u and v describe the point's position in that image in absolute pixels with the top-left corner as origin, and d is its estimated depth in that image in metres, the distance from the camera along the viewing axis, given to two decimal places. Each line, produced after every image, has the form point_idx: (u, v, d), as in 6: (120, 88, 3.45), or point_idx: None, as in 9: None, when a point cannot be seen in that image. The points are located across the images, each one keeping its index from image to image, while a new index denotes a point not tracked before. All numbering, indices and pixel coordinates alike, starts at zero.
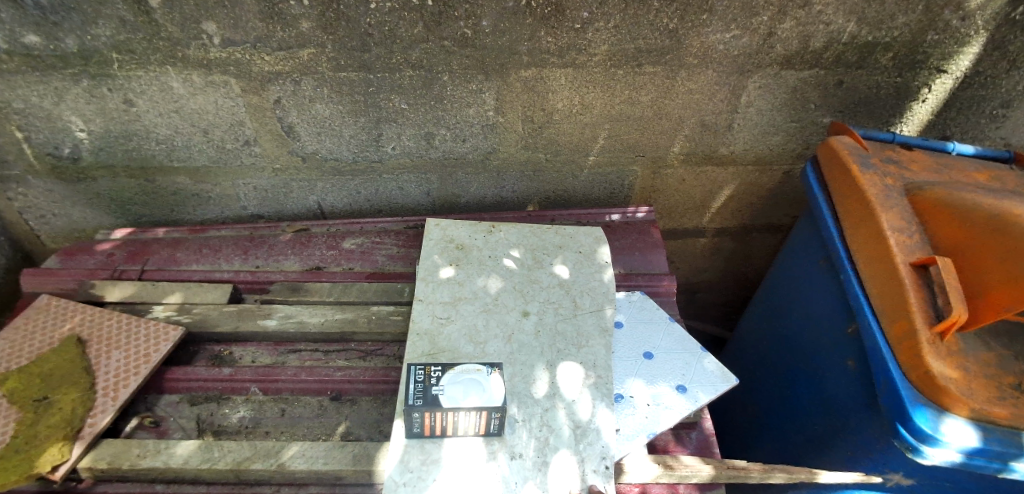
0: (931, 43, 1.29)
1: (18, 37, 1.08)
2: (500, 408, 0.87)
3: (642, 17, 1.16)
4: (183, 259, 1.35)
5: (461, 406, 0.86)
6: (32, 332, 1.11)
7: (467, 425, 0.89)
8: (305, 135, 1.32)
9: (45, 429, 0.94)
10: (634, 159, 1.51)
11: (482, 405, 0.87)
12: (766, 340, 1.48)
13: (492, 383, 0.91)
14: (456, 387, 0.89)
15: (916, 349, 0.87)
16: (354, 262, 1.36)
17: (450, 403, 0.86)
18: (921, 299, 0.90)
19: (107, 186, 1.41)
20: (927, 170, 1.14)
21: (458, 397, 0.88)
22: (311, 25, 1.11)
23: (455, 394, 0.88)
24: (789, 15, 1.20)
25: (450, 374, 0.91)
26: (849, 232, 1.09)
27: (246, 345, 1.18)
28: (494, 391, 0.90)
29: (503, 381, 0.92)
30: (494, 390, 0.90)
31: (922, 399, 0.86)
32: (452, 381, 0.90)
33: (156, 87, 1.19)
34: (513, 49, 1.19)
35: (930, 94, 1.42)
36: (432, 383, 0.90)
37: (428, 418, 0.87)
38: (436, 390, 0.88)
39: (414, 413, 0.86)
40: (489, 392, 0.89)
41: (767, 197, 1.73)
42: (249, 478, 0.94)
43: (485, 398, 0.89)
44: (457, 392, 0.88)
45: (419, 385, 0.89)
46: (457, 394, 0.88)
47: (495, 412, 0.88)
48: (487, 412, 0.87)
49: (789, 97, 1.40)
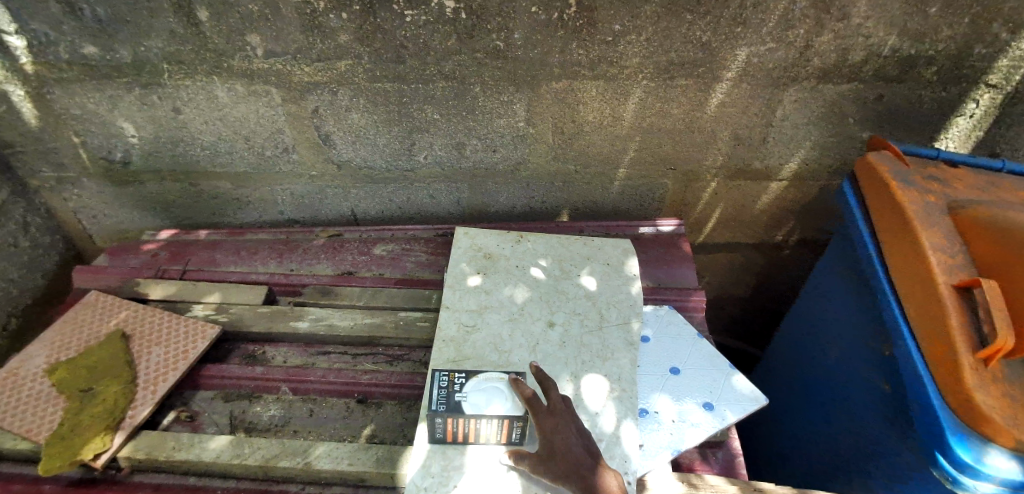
0: (977, 57, 1.24)
1: (78, 48, 1.15)
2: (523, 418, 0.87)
3: (674, 29, 1.16)
4: (222, 261, 1.40)
5: (484, 414, 0.86)
6: (81, 326, 1.17)
7: (488, 433, 0.90)
8: (340, 143, 1.37)
9: (88, 418, 0.99)
10: (664, 172, 1.50)
11: (505, 413, 0.87)
12: (797, 359, 1.44)
13: (514, 391, 0.91)
14: (479, 395, 0.89)
15: (956, 373, 0.84)
16: (384, 268, 1.38)
17: (474, 411, 0.87)
18: (962, 321, 0.86)
19: (154, 189, 1.48)
20: (971, 188, 1.09)
21: (480, 404, 0.88)
22: (348, 38, 1.15)
23: (478, 402, 0.88)
24: (826, 28, 1.18)
25: (473, 382, 0.92)
26: (887, 250, 1.06)
27: (278, 345, 1.21)
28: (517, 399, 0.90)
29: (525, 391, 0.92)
30: (516, 399, 0.90)
31: (962, 427, 0.83)
32: (475, 388, 0.91)
33: (202, 96, 1.25)
34: (545, 61, 1.21)
35: (977, 109, 1.36)
36: (455, 390, 0.90)
37: (451, 423, 0.88)
38: (459, 397, 0.89)
39: (437, 418, 0.87)
40: (512, 400, 0.90)
41: (801, 213, 1.69)
42: (277, 475, 0.96)
43: (508, 407, 0.89)
44: (480, 400, 0.89)
45: (443, 391, 0.90)
46: (480, 401, 0.88)
47: (517, 421, 0.88)
48: (509, 421, 0.87)
49: (826, 111, 1.37)
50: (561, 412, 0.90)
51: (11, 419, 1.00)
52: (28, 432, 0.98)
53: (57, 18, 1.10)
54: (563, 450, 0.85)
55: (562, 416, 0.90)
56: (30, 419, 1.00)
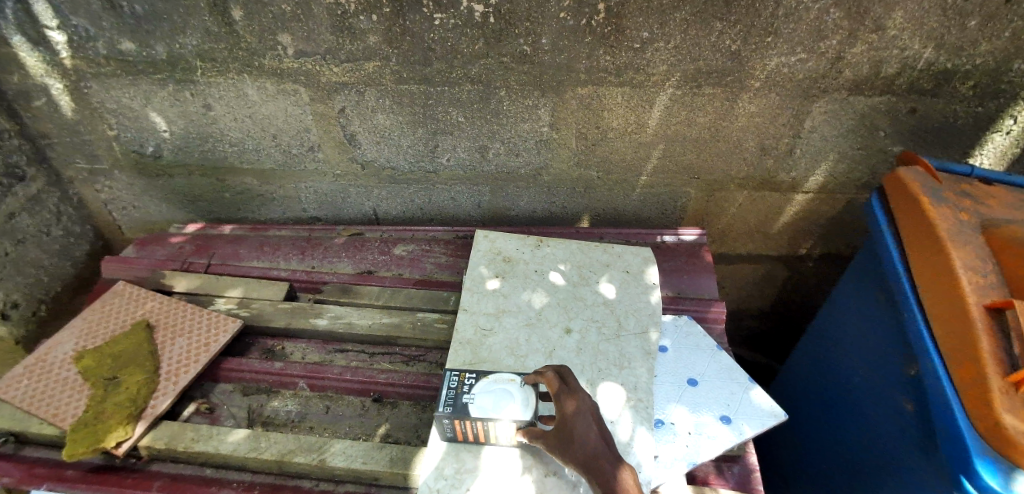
0: (1017, 72, 1.21)
1: (116, 44, 1.18)
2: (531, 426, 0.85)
3: (703, 38, 1.15)
4: (245, 255, 1.43)
5: (490, 418, 0.85)
6: (108, 315, 1.20)
7: (496, 436, 0.88)
8: (365, 143, 1.38)
9: (112, 406, 1.01)
10: (687, 181, 1.49)
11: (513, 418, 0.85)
12: (818, 376, 1.41)
13: (524, 394, 0.88)
14: (487, 397, 0.88)
15: (985, 397, 0.80)
16: (403, 269, 1.39)
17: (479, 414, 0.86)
18: (993, 344, 0.83)
19: (182, 183, 1.51)
20: (1006, 206, 1.06)
21: (486, 405, 0.87)
22: (377, 40, 1.16)
23: (485, 403, 0.87)
24: (860, 39, 1.15)
25: (483, 383, 0.90)
26: (915, 267, 1.03)
27: (296, 341, 1.22)
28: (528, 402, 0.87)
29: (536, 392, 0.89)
30: (526, 402, 0.87)
31: (990, 451, 0.79)
32: (484, 388, 0.89)
33: (233, 94, 1.27)
34: (571, 67, 1.20)
35: (1015, 125, 1.32)
36: (462, 392, 0.90)
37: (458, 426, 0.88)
38: (465, 399, 0.89)
39: (443, 420, 0.87)
40: (521, 404, 0.87)
41: (827, 227, 1.66)
42: (292, 470, 0.97)
43: (516, 411, 0.86)
44: (487, 401, 0.87)
45: (450, 393, 0.90)
46: (487, 403, 0.87)
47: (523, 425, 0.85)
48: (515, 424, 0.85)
49: (856, 124, 1.34)
50: (581, 403, 0.84)
51: (38, 403, 1.03)
52: (53, 417, 1.00)
53: (97, 14, 1.13)
54: (580, 445, 0.79)
55: (582, 407, 0.83)
56: (56, 404, 1.02)
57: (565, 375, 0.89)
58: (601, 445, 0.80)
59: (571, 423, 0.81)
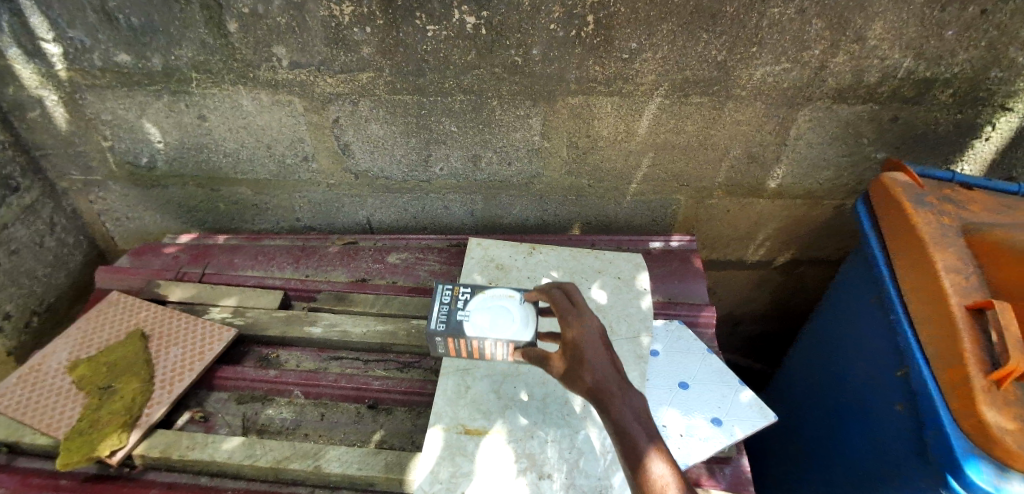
0: (993, 80, 1.25)
1: (111, 56, 1.19)
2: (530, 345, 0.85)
3: (690, 48, 1.18)
4: (240, 264, 1.43)
5: (483, 332, 0.87)
6: (103, 324, 1.20)
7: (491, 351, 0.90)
8: (359, 153, 1.40)
9: (107, 415, 1.01)
10: (677, 188, 1.51)
11: (509, 338, 0.85)
12: (810, 379, 1.43)
13: (517, 309, 0.88)
14: (482, 314, 0.90)
15: (969, 397, 0.82)
16: (398, 276, 1.40)
17: (474, 332, 0.88)
18: (975, 345, 0.85)
19: (177, 193, 1.52)
20: (987, 211, 1.09)
21: (481, 324, 0.88)
22: (371, 51, 1.18)
23: (480, 321, 0.89)
24: (842, 50, 1.19)
25: (478, 299, 0.92)
26: (901, 272, 1.05)
27: (292, 349, 1.23)
28: (526, 319, 0.87)
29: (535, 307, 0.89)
30: (518, 317, 0.87)
31: (976, 450, 0.81)
32: (480, 306, 0.91)
33: (228, 105, 1.29)
34: (562, 77, 1.23)
35: (994, 132, 1.36)
36: (456, 308, 0.92)
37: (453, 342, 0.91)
38: (459, 315, 0.91)
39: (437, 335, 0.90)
40: (513, 319, 0.87)
41: (816, 232, 1.69)
42: (287, 477, 0.97)
43: (507, 325, 0.87)
44: (482, 319, 0.89)
45: (444, 309, 0.93)
46: (482, 321, 0.89)
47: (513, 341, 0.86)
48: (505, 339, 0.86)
49: (840, 132, 1.37)
50: (585, 326, 0.78)
51: (32, 413, 1.03)
52: (47, 427, 1.00)
53: (93, 26, 1.14)
54: (586, 370, 0.73)
55: (587, 331, 0.77)
56: (50, 414, 1.02)
57: (574, 301, 0.83)
58: (609, 369, 0.73)
59: (575, 348, 0.76)
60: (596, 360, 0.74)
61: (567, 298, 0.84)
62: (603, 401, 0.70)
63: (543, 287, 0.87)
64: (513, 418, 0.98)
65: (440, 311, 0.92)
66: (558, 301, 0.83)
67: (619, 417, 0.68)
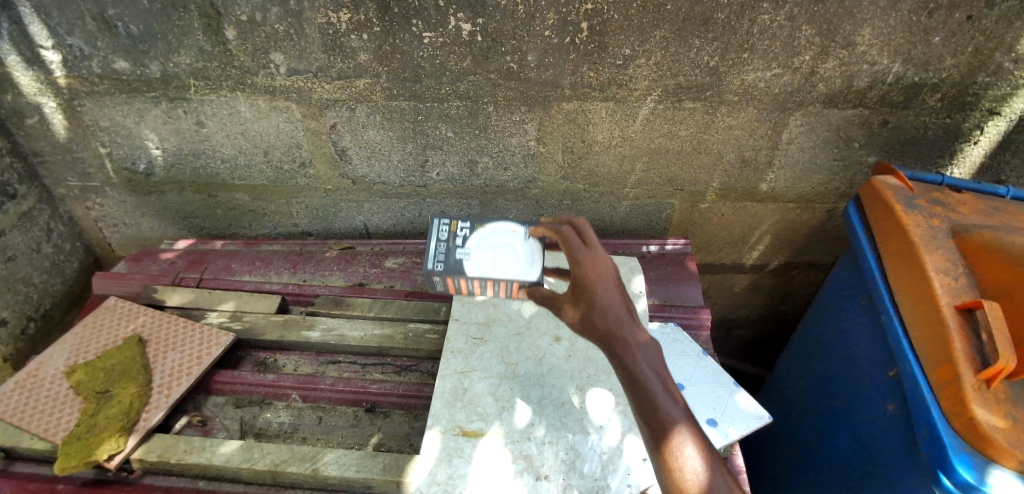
0: (980, 85, 1.27)
1: (110, 63, 1.20)
2: (534, 282, 1.06)
3: (683, 54, 1.20)
4: (237, 269, 1.44)
5: (483, 266, 1.09)
6: (100, 330, 1.21)
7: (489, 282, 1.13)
8: (356, 158, 1.41)
9: (105, 419, 1.01)
10: (671, 192, 1.53)
11: (515, 277, 1.07)
12: (803, 381, 1.44)
13: (513, 245, 1.09)
14: (481, 251, 1.10)
15: (960, 396, 0.84)
16: (395, 281, 1.41)
17: (477, 272, 1.09)
18: (965, 344, 0.87)
19: (174, 199, 1.53)
20: (975, 213, 1.11)
21: (484, 265, 1.10)
22: (368, 58, 1.19)
23: (482, 263, 1.10)
24: (832, 55, 1.21)
25: (476, 237, 1.11)
26: (892, 273, 1.07)
27: (290, 353, 1.24)
28: (531, 258, 1.07)
29: (535, 245, 1.08)
30: (515, 252, 1.08)
31: (966, 447, 0.82)
32: (478, 243, 1.11)
33: (226, 111, 1.30)
34: (556, 83, 1.24)
35: (982, 135, 1.38)
36: (456, 245, 1.12)
37: (451, 279, 1.12)
38: (461, 252, 1.11)
39: (442, 269, 1.10)
40: (509, 254, 1.09)
41: (809, 235, 1.71)
42: (285, 480, 0.98)
43: (504, 258, 1.09)
44: (485, 260, 1.10)
45: (445, 246, 1.11)
46: (484, 262, 1.10)
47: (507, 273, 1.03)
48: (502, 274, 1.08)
49: (831, 136, 1.39)
50: (596, 260, 0.90)
51: (29, 418, 1.03)
52: (45, 432, 1.01)
53: (92, 34, 1.15)
54: (598, 305, 0.84)
55: (597, 264, 0.89)
56: (48, 420, 1.02)
57: (589, 242, 0.95)
58: (621, 316, 0.82)
59: (584, 278, 0.88)
60: (608, 303, 0.83)
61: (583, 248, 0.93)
62: (615, 347, 0.79)
63: (561, 234, 0.97)
64: (511, 420, 0.98)
65: (442, 248, 1.12)
66: (574, 250, 0.92)
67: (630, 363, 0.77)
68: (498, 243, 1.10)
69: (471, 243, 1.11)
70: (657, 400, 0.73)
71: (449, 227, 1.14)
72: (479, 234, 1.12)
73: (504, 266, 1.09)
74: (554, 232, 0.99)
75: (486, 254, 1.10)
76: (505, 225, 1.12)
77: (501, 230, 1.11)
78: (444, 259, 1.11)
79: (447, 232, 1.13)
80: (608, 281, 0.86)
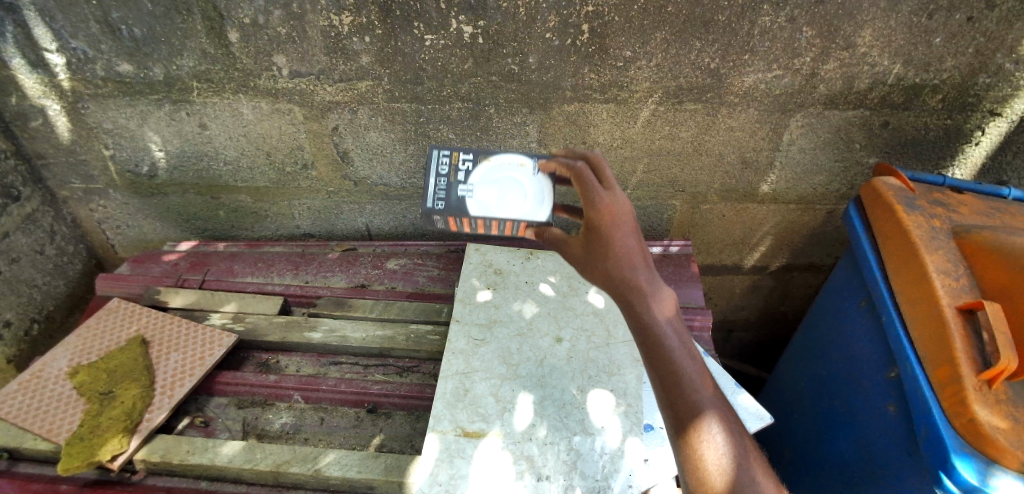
0: (981, 86, 1.27)
1: (113, 66, 1.21)
2: (543, 223, 0.94)
3: (683, 56, 1.20)
4: (239, 271, 1.44)
5: (488, 204, 0.96)
6: (103, 331, 1.21)
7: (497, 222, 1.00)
8: (358, 160, 1.42)
9: (107, 420, 1.02)
10: (673, 194, 1.53)
11: (523, 217, 0.94)
12: (803, 381, 1.44)
13: (523, 180, 0.96)
14: (485, 189, 0.97)
15: (960, 396, 0.84)
16: (396, 282, 1.42)
17: (481, 212, 0.96)
18: (966, 344, 0.87)
19: (177, 201, 1.53)
20: (976, 213, 1.11)
21: (489, 203, 0.96)
22: (370, 60, 1.20)
23: (486, 200, 0.96)
24: (833, 56, 1.21)
25: (479, 173, 0.98)
26: (893, 273, 1.07)
27: (291, 354, 1.24)
28: (541, 196, 0.95)
29: (545, 181, 0.96)
30: (525, 188, 0.96)
31: (967, 447, 0.82)
32: (482, 179, 0.98)
33: (228, 113, 1.31)
34: (557, 85, 1.25)
35: (983, 136, 1.39)
36: (457, 182, 0.98)
37: (453, 219, 0.99)
38: (462, 191, 0.98)
39: (440, 210, 0.97)
40: (520, 189, 0.96)
41: (809, 236, 1.71)
42: (287, 481, 0.98)
43: (514, 195, 0.96)
44: (490, 198, 0.97)
45: (444, 183, 0.98)
46: (488, 200, 0.96)
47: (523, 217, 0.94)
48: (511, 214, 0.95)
49: (832, 137, 1.39)
50: (618, 209, 0.84)
51: (32, 419, 1.03)
52: (48, 433, 1.01)
53: (95, 37, 1.16)
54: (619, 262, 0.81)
55: (619, 214, 0.84)
56: (51, 420, 1.03)
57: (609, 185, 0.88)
58: (641, 270, 0.81)
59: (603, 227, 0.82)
60: (628, 258, 0.82)
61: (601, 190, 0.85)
62: (637, 305, 0.79)
63: (575, 173, 0.88)
64: (512, 421, 0.98)
65: (440, 185, 0.99)
66: (590, 192, 0.84)
67: (653, 322, 0.78)
68: (504, 179, 0.97)
69: (474, 178, 0.98)
70: (679, 359, 0.77)
71: (449, 160, 1.00)
72: (484, 167, 0.99)
73: (511, 204, 0.96)
74: (566, 167, 0.90)
75: (491, 191, 0.97)
76: (513, 158, 0.99)
77: (508, 164, 0.98)
78: (445, 196, 0.98)
79: (448, 165, 0.99)
80: (629, 231, 0.83)
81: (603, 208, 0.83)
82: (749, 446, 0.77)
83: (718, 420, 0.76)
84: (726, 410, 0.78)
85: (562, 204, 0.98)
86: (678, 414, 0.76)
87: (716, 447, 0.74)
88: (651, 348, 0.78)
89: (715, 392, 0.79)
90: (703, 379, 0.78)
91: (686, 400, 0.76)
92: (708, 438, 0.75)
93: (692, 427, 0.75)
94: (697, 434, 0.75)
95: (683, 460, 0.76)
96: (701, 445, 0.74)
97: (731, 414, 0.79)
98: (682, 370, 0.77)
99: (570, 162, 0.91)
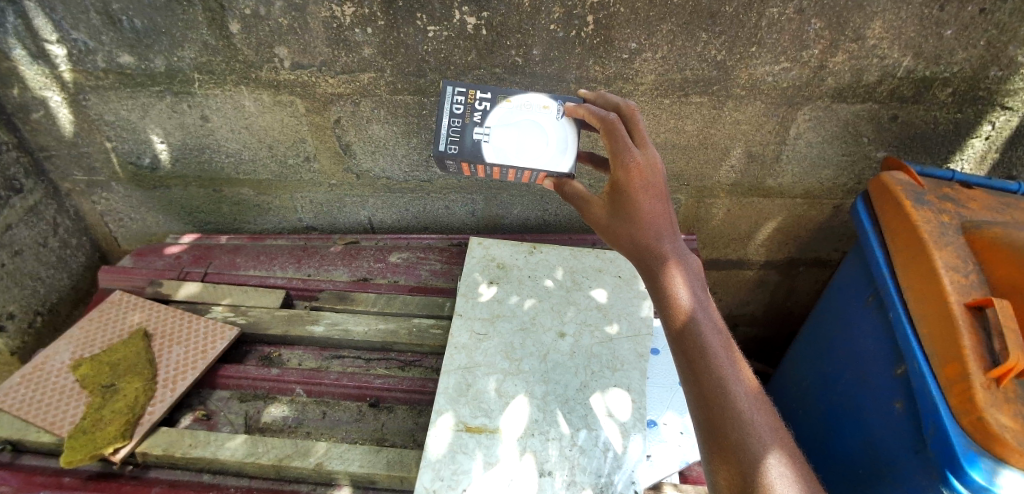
0: (992, 79, 1.25)
1: (114, 57, 1.20)
2: (564, 175, 0.96)
3: (689, 48, 1.18)
4: (242, 264, 1.44)
5: (507, 148, 0.96)
6: (105, 323, 1.21)
7: None
8: (360, 153, 1.41)
9: (110, 413, 1.01)
10: (677, 188, 1.52)
11: (545, 167, 0.96)
12: (810, 378, 1.43)
13: (546, 123, 0.96)
14: (506, 131, 0.96)
15: (968, 393, 0.83)
16: (399, 276, 1.41)
17: (498, 158, 0.96)
18: (974, 342, 0.86)
19: (179, 194, 1.53)
20: (987, 209, 1.09)
21: (507, 149, 0.96)
22: (372, 52, 1.19)
23: (504, 146, 0.96)
24: (841, 49, 1.19)
25: (497, 115, 0.97)
26: (901, 269, 1.05)
27: (293, 348, 1.24)
28: (564, 145, 0.96)
29: (569, 127, 0.96)
30: (548, 131, 0.96)
31: (975, 446, 0.81)
32: (500, 122, 0.97)
33: (230, 105, 1.30)
34: (561, 77, 1.23)
35: (993, 131, 1.37)
36: (473, 125, 0.97)
37: (467, 164, 0.99)
38: (478, 134, 0.96)
39: (451, 153, 0.97)
40: (543, 132, 0.96)
41: (814, 231, 1.70)
42: (289, 475, 0.98)
43: (536, 138, 0.96)
44: (507, 143, 0.96)
45: (458, 127, 0.97)
46: (506, 146, 0.96)
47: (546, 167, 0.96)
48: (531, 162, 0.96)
49: (840, 131, 1.38)
50: (652, 167, 0.84)
51: (35, 411, 1.04)
52: (50, 425, 1.01)
53: (97, 29, 1.15)
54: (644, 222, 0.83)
55: (653, 173, 0.84)
56: (53, 413, 1.03)
57: (642, 144, 0.87)
58: (666, 236, 0.82)
59: (631, 182, 0.83)
60: (653, 220, 0.83)
61: (633, 145, 0.86)
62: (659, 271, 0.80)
63: (607, 124, 0.87)
64: (514, 414, 0.98)
65: (454, 128, 0.97)
66: (623, 147, 0.84)
67: (673, 285, 0.79)
68: (524, 123, 0.97)
69: (492, 120, 0.97)
70: (703, 328, 0.75)
71: (465, 98, 0.97)
72: (503, 108, 0.97)
73: (530, 151, 0.96)
74: (596, 116, 0.89)
75: (510, 135, 0.96)
76: (535, 99, 0.97)
77: (531, 106, 0.96)
78: (458, 140, 0.97)
79: (463, 105, 0.97)
80: (657, 192, 0.84)
81: (633, 165, 0.83)
82: (778, 425, 0.71)
83: (742, 392, 0.71)
84: (751, 383, 0.73)
85: (587, 154, 1.07)
86: (699, 385, 0.72)
87: (738, 419, 0.69)
88: (670, 312, 0.78)
89: (739, 364, 0.75)
90: (727, 350, 0.75)
91: (707, 368, 0.72)
92: (731, 407, 0.70)
93: (710, 394, 0.71)
94: (720, 406, 0.70)
95: (701, 431, 0.71)
96: (722, 419, 0.69)
97: (757, 391, 0.73)
98: (703, 336, 0.75)
99: (599, 110, 0.90)
